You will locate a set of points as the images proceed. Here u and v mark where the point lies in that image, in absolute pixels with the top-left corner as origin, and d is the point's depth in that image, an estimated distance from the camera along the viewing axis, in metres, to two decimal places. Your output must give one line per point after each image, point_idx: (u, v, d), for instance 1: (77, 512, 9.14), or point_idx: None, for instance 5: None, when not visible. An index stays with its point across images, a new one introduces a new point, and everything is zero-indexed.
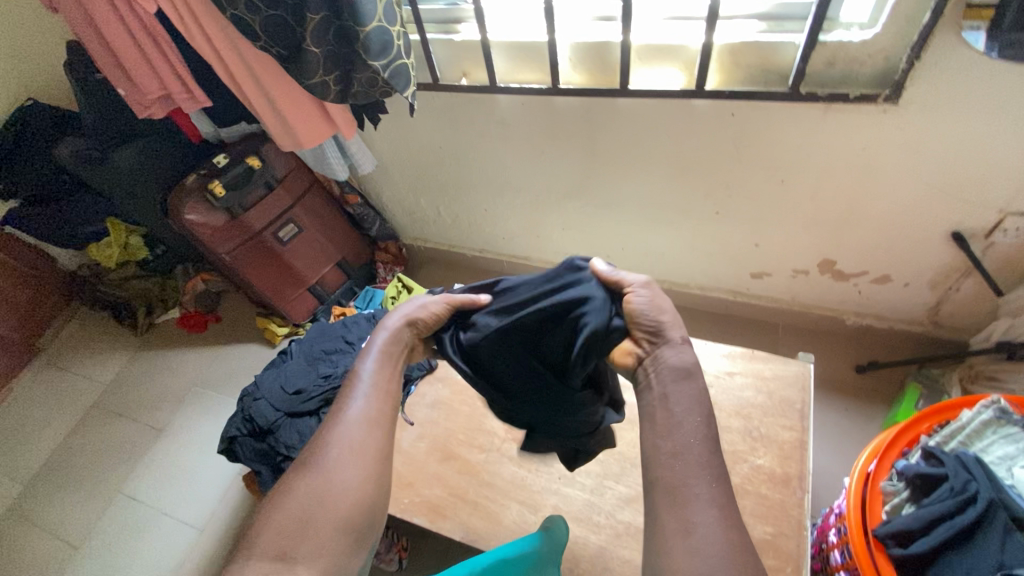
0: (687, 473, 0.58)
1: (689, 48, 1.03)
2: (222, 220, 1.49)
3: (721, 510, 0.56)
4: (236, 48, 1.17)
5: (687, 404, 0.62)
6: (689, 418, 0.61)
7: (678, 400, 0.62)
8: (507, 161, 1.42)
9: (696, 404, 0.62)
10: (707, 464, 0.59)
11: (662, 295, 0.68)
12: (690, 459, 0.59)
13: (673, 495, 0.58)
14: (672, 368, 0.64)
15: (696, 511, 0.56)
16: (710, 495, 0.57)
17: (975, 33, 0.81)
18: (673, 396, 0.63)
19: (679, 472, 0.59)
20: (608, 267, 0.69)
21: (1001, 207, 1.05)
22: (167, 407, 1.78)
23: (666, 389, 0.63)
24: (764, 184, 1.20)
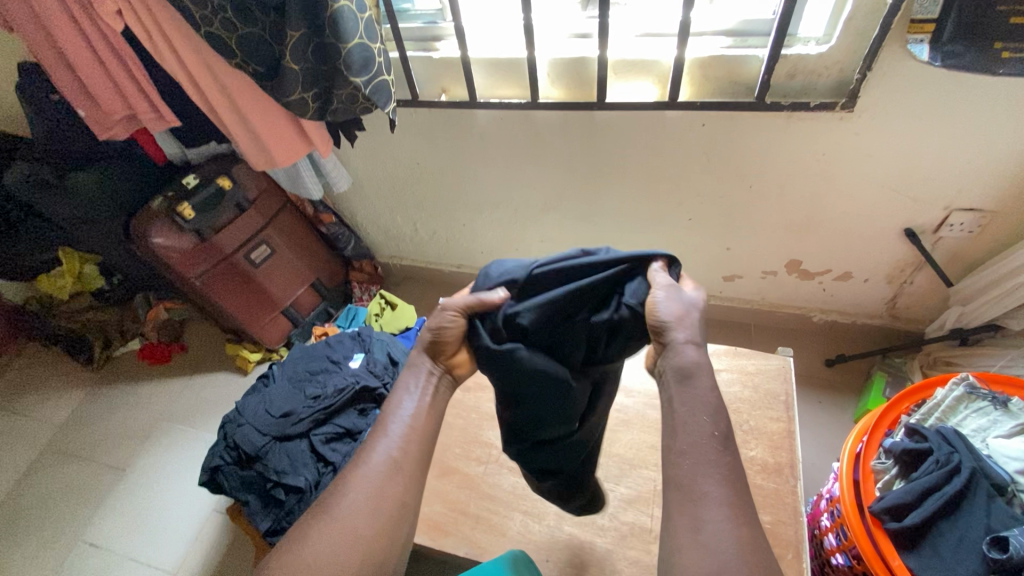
0: (698, 470, 0.54)
1: (662, 63, 1.09)
2: (192, 243, 1.44)
3: (731, 499, 0.52)
4: (209, 66, 1.15)
5: (700, 405, 0.58)
6: (697, 413, 0.57)
7: (686, 404, 0.58)
8: (487, 176, 1.44)
9: (705, 402, 0.58)
10: (715, 460, 0.54)
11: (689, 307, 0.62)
12: (698, 459, 0.55)
13: (683, 496, 0.54)
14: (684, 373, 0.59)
15: (705, 507, 0.52)
16: (720, 492, 0.53)
17: (920, 45, 0.88)
18: (681, 397, 0.58)
19: (683, 471, 0.55)
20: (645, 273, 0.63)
21: (947, 204, 1.15)
22: (130, 445, 1.67)
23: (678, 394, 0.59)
24: (734, 190, 1.26)
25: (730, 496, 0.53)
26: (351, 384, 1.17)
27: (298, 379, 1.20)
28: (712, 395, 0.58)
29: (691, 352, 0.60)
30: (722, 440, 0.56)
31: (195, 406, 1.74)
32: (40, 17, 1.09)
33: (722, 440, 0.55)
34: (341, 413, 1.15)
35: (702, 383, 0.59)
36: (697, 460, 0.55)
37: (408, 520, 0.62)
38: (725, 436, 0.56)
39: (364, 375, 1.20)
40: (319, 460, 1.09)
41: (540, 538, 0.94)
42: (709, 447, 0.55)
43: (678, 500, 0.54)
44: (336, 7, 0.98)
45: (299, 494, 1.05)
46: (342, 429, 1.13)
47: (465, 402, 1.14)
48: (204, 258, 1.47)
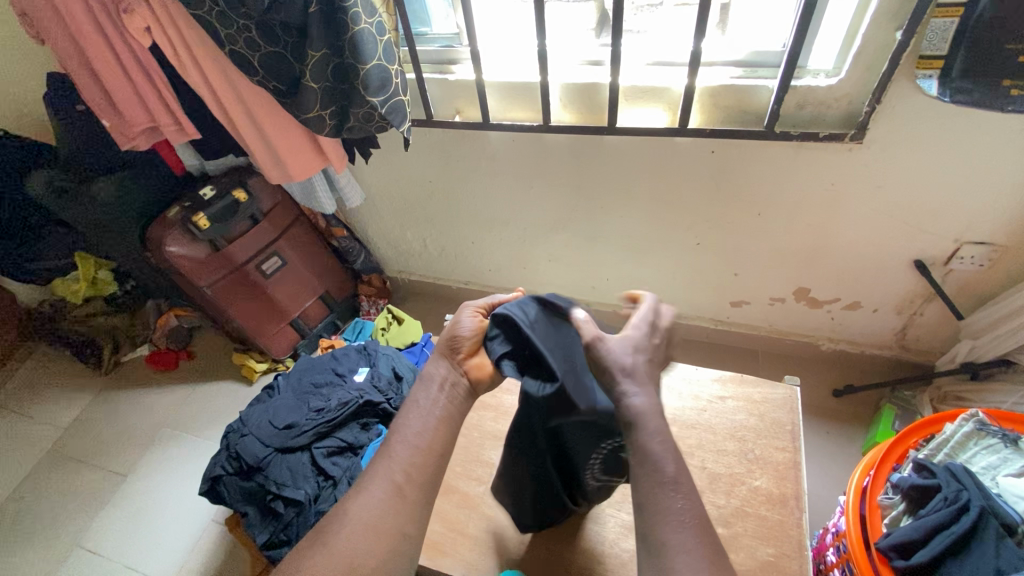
0: (663, 518, 0.54)
1: (673, 91, 1.10)
2: (205, 252, 1.46)
3: (695, 549, 0.52)
4: (230, 82, 1.19)
5: (652, 453, 0.56)
6: (659, 458, 0.56)
7: (647, 447, 0.56)
8: (497, 196, 1.46)
9: (660, 448, 0.57)
10: (674, 506, 0.54)
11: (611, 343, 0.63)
12: (659, 508, 0.54)
13: (648, 547, 0.53)
14: (633, 410, 0.58)
15: (673, 557, 0.51)
16: (682, 542, 0.52)
17: (928, 80, 0.89)
18: (637, 449, 0.57)
19: (652, 524, 0.54)
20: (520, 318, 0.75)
21: (957, 237, 1.15)
22: (133, 450, 1.68)
23: (635, 436, 0.58)
24: (743, 217, 1.27)
25: (699, 541, 0.52)
26: (355, 399, 1.17)
27: (303, 392, 1.21)
28: (666, 441, 0.57)
29: (638, 397, 0.58)
30: (679, 485, 0.55)
31: (198, 414, 1.75)
32: (71, 31, 1.13)
33: (679, 489, 0.55)
34: (344, 427, 1.15)
35: (653, 426, 0.57)
36: (659, 509, 0.54)
37: (404, 549, 0.60)
38: (678, 477, 0.55)
39: (368, 390, 1.20)
40: (319, 474, 1.09)
41: (539, 563, 0.92)
42: (669, 496, 0.55)
43: (650, 554, 0.53)
44: (357, 29, 1.01)
45: (299, 508, 1.04)
46: (344, 443, 1.13)
47: (467, 420, 1.13)
48: (217, 267, 1.49)
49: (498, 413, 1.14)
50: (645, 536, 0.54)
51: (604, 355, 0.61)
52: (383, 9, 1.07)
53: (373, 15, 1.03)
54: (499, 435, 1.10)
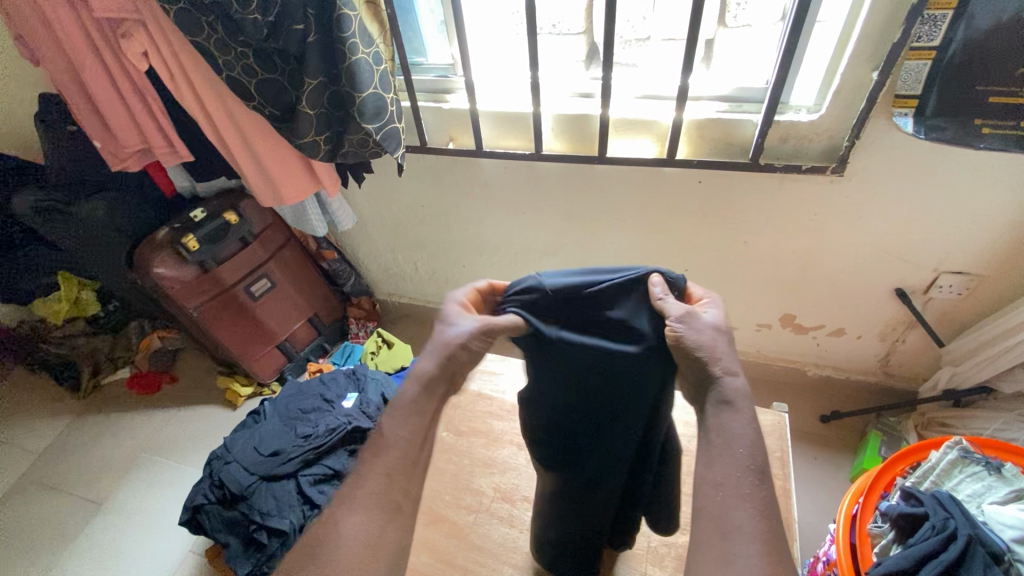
0: (729, 503, 0.47)
1: (661, 123, 1.13)
2: (193, 274, 1.44)
3: None
4: (225, 105, 1.20)
5: (735, 435, 0.51)
6: (733, 440, 0.50)
7: (722, 429, 0.52)
8: (488, 222, 1.48)
9: (742, 436, 0.50)
10: (748, 495, 0.47)
11: (704, 323, 0.58)
12: (731, 491, 0.48)
13: (713, 529, 0.46)
14: (721, 389, 0.54)
15: (737, 541, 0.45)
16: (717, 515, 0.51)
17: (903, 118, 0.92)
18: (716, 431, 0.52)
19: (715, 508, 0.47)
20: (658, 290, 0.61)
21: (935, 267, 1.19)
22: (110, 478, 1.62)
23: (709, 421, 0.53)
24: (729, 244, 1.30)
25: (761, 529, 0.45)
26: (343, 425, 1.15)
27: (290, 418, 1.18)
28: (750, 429, 0.51)
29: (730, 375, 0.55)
30: (761, 479, 0.48)
31: (181, 439, 1.71)
32: (68, 54, 1.14)
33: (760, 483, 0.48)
34: (333, 454, 1.12)
35: (742, 413, 0.52)
36: (726, 490, 0.48)
37: None
38: (764, 469, 0.49)
39: (357, 416, 1.18)
40: (305, 503, 1.05)
41: None
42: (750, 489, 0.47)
43: (711, 538, 0.46)
44: (354, 59, 1.03)
45: (283, 538, 1.01)
46: (331, 470, 1.10)
47: (458, 447, 1.13)
48: (205, 288, 1.48)
49: (489, 439, 1.14)
50: (704, 514, 0.48)
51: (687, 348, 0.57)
52: (381, 39, 1.09)
53: (370, 46, 1.06)
54: (488, 462, 1.10)
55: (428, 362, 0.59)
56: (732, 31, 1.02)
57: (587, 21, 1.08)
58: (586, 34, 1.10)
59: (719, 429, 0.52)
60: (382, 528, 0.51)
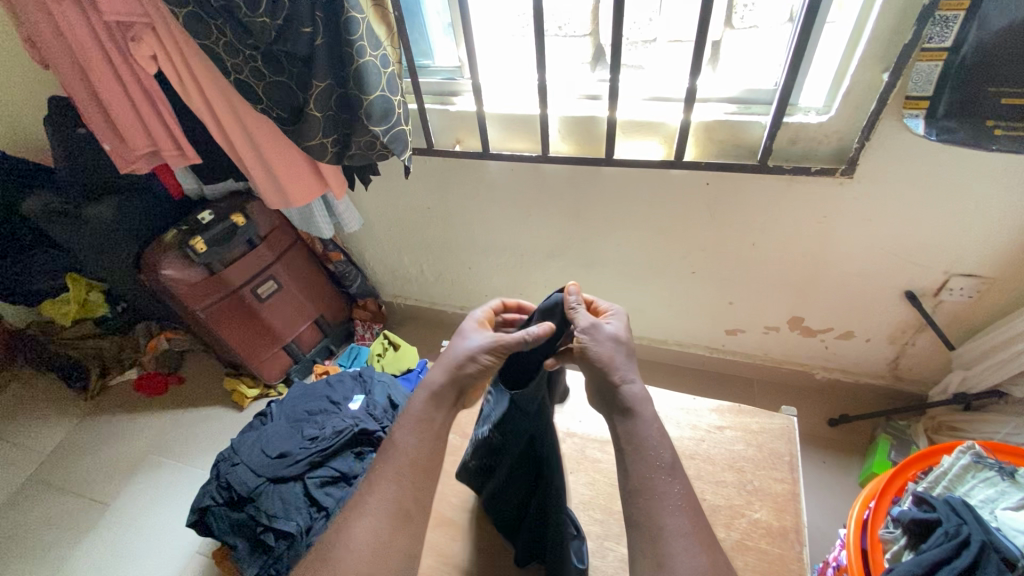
0: (659, 506, 0.57)
1: (668, 125, 1.12)
2: (201, 276, 1.45)
3: None
4: (233, 108, 1.20)
5: (646, 442, 0.62)
6: (649, 441, 0.62)
7: (639, 434, 0.63)
8: (495, 224, 1.48)
9: (651, 437, 0.62)
10: (669, 493, 0.58)
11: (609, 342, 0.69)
12: (656, 492, 0.58)
13: (645, 530, 0.56)
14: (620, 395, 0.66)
15: (668, 540, 0.55)
16: None
17: (915, 119, 0.91)
18: (632, 433, 0.63)
19: (647, 509, 0.58)
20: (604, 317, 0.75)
21: (946, 269, 1.18)
22: (118, 478, 1.63)
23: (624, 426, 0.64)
24: (737, 247, 1.29)
25: (692, 529, 0.55)
26: (350, 427, 1.14)
27: (297, 420, 1.18)
28: (659, 429, 0.64)
29: (635, 385, 0.66)
30: (674, 473, 0.60)
31: (187, 440, 1.71)
32: (77, 57, 1.14)
33: (677, 473, 0.60)
34: (339, 456, 1.12)
35: (647, 414, 0.65)
36: (654, 495, 0.58)
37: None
38: (670, 467, 0.60)
39: (363, 418, 1.17)
40: (312, 505, 1.05)
41: None
42: (665, 482, 0.59)
43: (646, 541, 0.56)
44: (362, 62, 1.03)
45: (290, 540, 1.01)
46: (338, 472, 1.09)
47: (464, 449, 1.13)
48: (212, 290, 1.49)
49: None
50: (639, 523, 0.57)
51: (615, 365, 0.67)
52: (388, 41, 1.10)
53: (377, 48, 1.06)
54: None
55: (439, 373, 0.71)
56: (740, 32, 1.01)
57: (594, 23, 1.07)
58: (592, 36, 1.09)
59: (636, 429, 0.63)
60: (392, 533, 0.59)
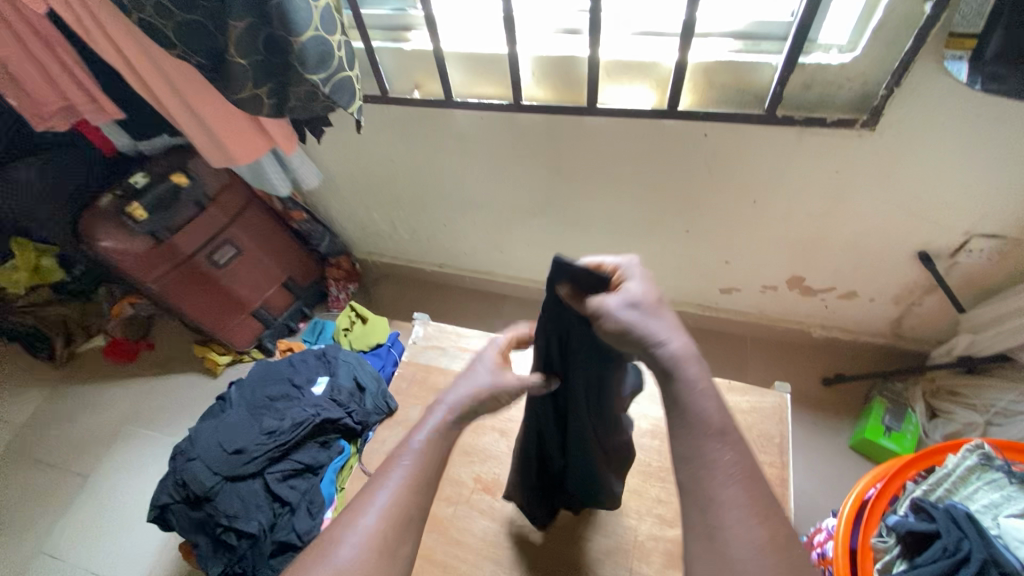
0: (709, 473, 0.47)
1: (661, 66, 0.94)
2: (145, 245, 1.32)
3: None
4: (147, 53, 1.01)
5: (694, 405, 0.49)
6: (699, 400, 0.49)
7: (694, 402, 0.50)
8: (467, 179, 1.33)
9: (704, 390, 0.50)
10: (720, 459, 0.47)
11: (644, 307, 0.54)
12: (707, 463, 0.47)
13: (693, 500, 0.47)
14: (670, 367, 0.51)
15: (720, 513, 0.45)
16: None
17: (958, 62, 0.75)
18: (678, 395, 0.50)
19: (689, 477, 0.48)
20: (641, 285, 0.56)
21: (967, 229, 1.05)
22: (96, 449, 1.60)
23: (679, 394, 0.50)
24: (736, 204, 1.15)
25: (749, 500, 0.46)
26: (311, 418, 1.09)
27: (256, 408, 1.11)
28: (708, 387, 0.51)
29: (673, 343, 0.52)
30: (723, 435, 0.48)
31: (163, 409, 1.67)
32: None
33: (728, 439, 0.48)
34: (302, 448, 1.09)
35: (691, 373, 0.51)
36: (702, 462, 0.48)
37: None
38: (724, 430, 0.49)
39: (326, 405, 1.11)
40: (274, 501, 1.02)
41: None
42: (712, 447, 0.48)
43: (694, 511, 0.47)
44: None
45: (252, 539, 0.98)
46: (302, 465, 1.06)
47: None
48: (161, 259, 1.36)
49: (469, 426, 1.08)
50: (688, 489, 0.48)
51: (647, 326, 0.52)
52: None
53: None
54: (468, 450, 1.04)
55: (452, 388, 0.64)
56: None
57: None
58: None
59: (686, 390, 0.50)
60: None
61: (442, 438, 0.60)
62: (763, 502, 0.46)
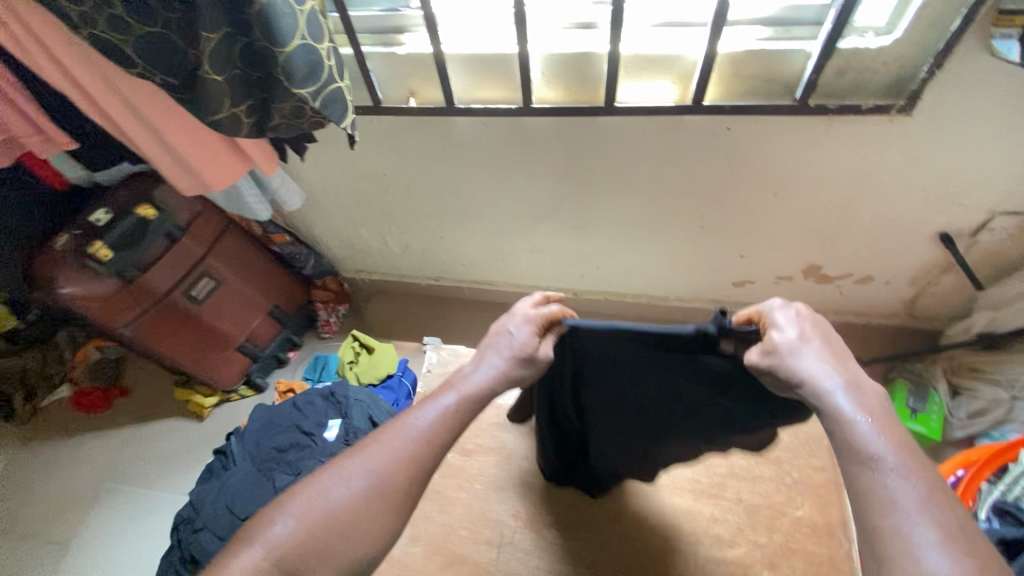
0: (874, 497, 0.45)
1: (685, 59, 0.88)
2: (113, 288, 1.18)
3: None
4: (100, 73, 0.88)
5: (855, 434, 0.48)
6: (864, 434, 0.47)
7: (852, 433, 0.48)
8: (468, 189, 1.24)
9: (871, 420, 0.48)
10: (889, 487, 0.45)
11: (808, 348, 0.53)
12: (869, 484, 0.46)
13: (862, 523, 0.45)
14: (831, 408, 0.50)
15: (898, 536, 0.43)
16: None
17: (1007, 41, 0.72)
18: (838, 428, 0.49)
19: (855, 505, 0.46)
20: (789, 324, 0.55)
21: (991, 209, 1.03)
22: (74, 511, 1.45)
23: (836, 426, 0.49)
24: (756, 198, 1.11)
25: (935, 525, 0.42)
26: None
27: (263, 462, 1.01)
28: (872, 416, 0.48)
29: (832, 378, 0.51)
30: (894, 466, 0.45)
31: (146, 459, 1.53)
32: None
33: (893, 465, 0.45)
34: None
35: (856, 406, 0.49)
36: (864, 486, 0.46)
37: None
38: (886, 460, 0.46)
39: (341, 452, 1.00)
40: None
41: None
42: (874, 475, 0.46)
43: (864, 533, 0.45)
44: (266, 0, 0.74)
45: None
46: None
47: (467, 470, 0.99)
48: (132, 302, 1.23)
49: (501, 457, 1.00)
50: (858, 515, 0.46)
51: (788, 368, 0.52)
52: None
53: None
54: (504, 484, 0.97)
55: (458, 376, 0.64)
56: None
57: None
58: None
59: (849, 424, 0.48)
60: None
61: (462, 419, 0.61)
62: (950, 531, 0.42)
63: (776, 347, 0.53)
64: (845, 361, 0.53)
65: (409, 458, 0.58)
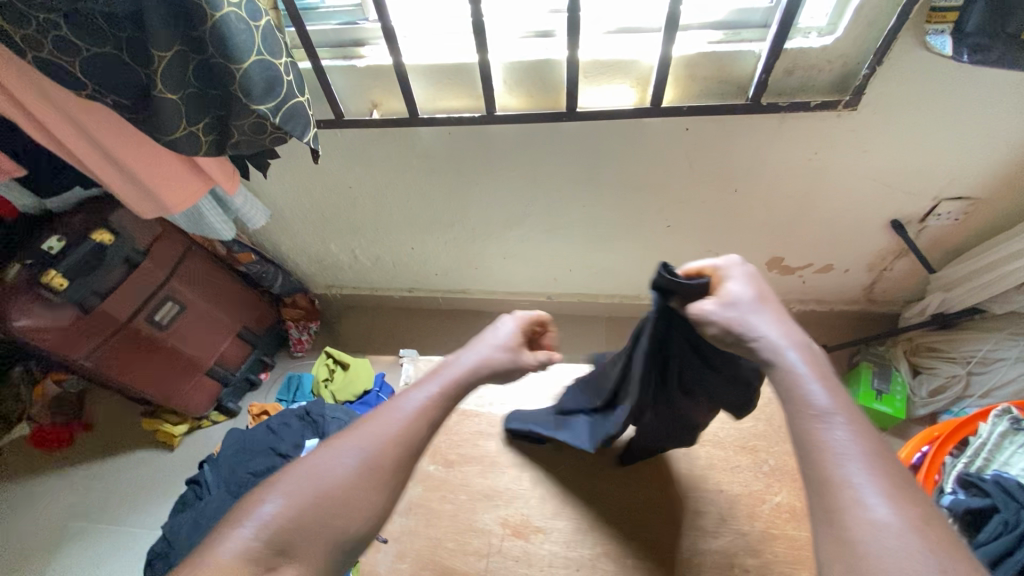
0: (827, 454, 0.47)
1: (642, 63, 0.90)
2: (70, 318, 1.13)
3: None
4: (45, 94, 0.84)
5: (800, 388, 0.51)
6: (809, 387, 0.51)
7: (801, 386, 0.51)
8: (435, 198, 1.24)
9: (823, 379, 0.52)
10: (836, 438, 0.47)
11: (756, 309, 0.58)
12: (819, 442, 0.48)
13: (817, 484, 0.46)
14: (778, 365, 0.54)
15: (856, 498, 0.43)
16: None
17: (940, 36, 0.76)
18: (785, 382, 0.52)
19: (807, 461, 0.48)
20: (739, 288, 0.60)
21: (936, 195, 1.09)
22: (36, 556, 1.37)
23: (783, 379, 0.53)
24: (718, 195, 1.14)
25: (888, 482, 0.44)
26: None
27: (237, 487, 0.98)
28: (819, 374, 0.52)
29: (772, 335, 0.56)
30: (837, 416, 0.48)
31: (114, 494, 1.46)
32: None
33: (840, 418, 0.48)
34: None
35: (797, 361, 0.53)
36: (812, 442, 0.48)
37: None
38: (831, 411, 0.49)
39: None
40: None
41: None
42: (824, 426, 0.48)
43: (818, 497, 0.46)
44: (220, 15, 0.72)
45: None
46: None
47: (450, 480, 0.98)
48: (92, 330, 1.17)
49: (484, 466, 1.00)
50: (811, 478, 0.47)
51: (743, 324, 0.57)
52: None
53: None
54: (488, 493, 0.96)
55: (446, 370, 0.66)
56: None
57: None
58: None
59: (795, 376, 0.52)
60: None
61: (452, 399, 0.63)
62: (901, 487, 0.44)
63: (734, 301, 0.59)
64: (785, 322, 0.58)
65: (400, 439, 0.56)
